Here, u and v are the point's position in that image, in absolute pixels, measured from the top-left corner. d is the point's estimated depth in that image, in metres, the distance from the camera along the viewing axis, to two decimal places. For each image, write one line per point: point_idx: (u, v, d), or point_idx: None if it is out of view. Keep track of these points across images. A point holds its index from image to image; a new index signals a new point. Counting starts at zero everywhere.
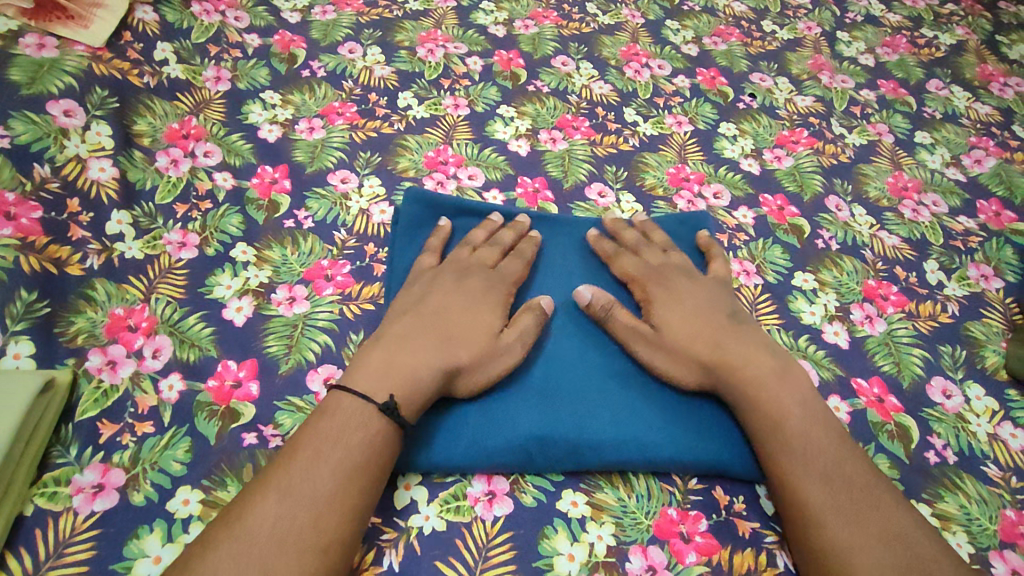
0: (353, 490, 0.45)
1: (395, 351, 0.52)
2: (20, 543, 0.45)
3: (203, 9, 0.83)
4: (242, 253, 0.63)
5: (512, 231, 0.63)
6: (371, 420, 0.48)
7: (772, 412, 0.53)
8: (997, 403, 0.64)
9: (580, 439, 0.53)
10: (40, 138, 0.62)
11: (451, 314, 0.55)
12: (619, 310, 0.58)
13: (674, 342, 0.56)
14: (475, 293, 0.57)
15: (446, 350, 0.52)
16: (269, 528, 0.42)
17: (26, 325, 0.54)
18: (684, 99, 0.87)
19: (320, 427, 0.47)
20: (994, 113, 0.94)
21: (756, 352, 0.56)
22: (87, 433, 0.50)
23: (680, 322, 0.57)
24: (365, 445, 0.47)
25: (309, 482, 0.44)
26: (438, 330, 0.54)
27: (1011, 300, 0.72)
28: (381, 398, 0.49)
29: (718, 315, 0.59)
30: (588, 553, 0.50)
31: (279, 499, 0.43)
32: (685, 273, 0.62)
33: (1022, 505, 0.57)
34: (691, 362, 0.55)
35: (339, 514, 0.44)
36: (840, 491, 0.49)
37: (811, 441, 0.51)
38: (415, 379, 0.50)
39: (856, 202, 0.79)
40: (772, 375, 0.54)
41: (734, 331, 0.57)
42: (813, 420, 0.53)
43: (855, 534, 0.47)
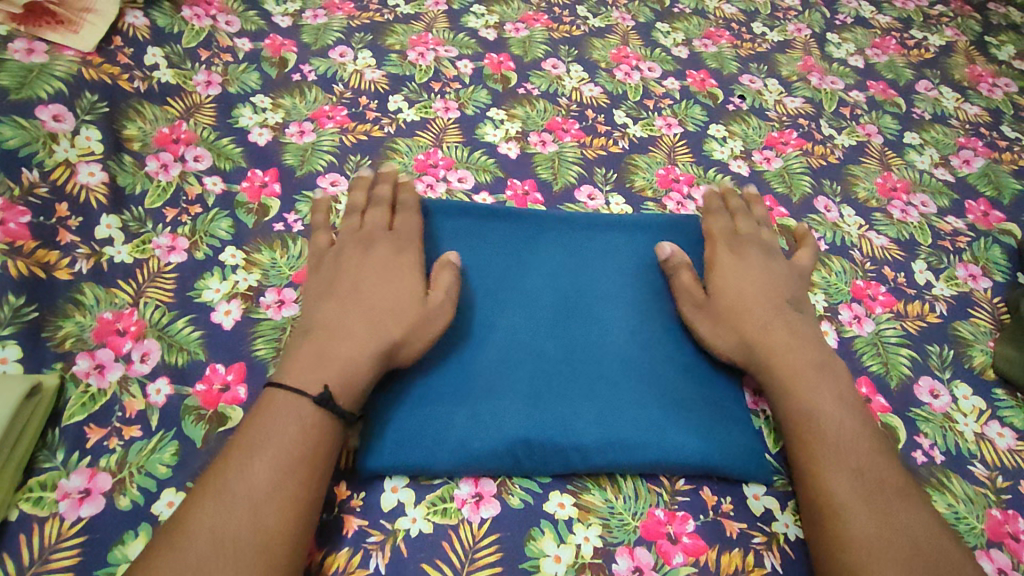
0: (294, 482, 0.45)
1: (325, 342, 0.51)
2: (5, 548, 0.45)
3: (194, 13, 0.83)
4: (231, 257, 0.63)
5: (388, 187, 0.64)
6: (305, 413, 0.47)
7: (809, 397, 0.54)
8: (984, 402, 0.64)
9: (569, 442, 0.53)
10: (28, 143, 0.63)
11: (377, 291, 0.55)
12: (684, 273, 0.62)
13: (723, 314, 0.59)
14: (388, 262, 0.58)
15: (378, 331, 0.52)
16: (209, 532, 0.42)
17: (13, 329, 0.54)
18: (674, 101, 0.87)
19: (255, 426, 0.47)
20: (982, 114, 0.94)
21: (808, 337, 0.58)
22: (74, 438, 0.50)
23: (737, 294, 0.60)
24: (301, 438, 0.46)
25: (244, 482, 0.44)
26: (370, 310, 0.54)
27: (999, 299, 0.73)
28: (315, 390, 0.48)
29: (778, 296, 0.60)
30: (575, 554, 0.50)
31: (215, 504, 0.43)
32: (760, 249, 0.64)
33: (1007, 504, 0.57)
34: (738, 335, 0.58)
35: (282, 510, 0.44)
36: (869, 482, 0.50)
37: (844, 430, 0.52)
38: (349, 363, 0.50)
39: (845, 203, 0.79)
40: (813, 360, 0.56)
41: (790, 317, 0.59)
42: (846, 412, 0.53)
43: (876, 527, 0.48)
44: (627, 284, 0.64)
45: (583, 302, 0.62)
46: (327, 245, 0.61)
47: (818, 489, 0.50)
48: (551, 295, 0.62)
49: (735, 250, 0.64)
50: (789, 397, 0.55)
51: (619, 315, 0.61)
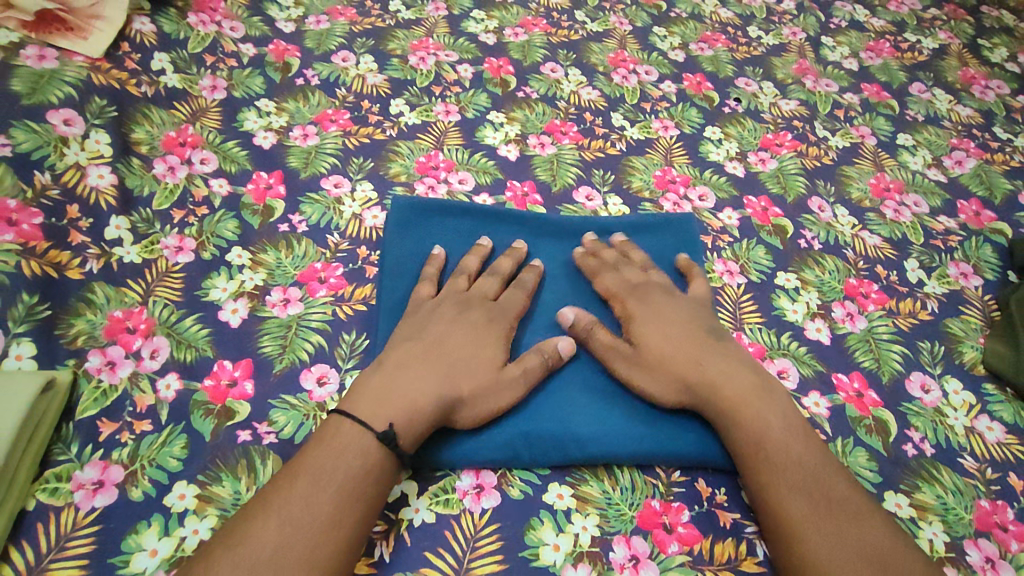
0: (352, 517, 0.45)
1: (395, 379, 0.52)
2: (21, 536, 0.47)
3: (199, 19, 0.85)
4: (237, 257, 0.65)
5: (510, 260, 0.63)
6: (368, 451, 0.48)
7: (755, 431, 0.53)
8: (974, 397, 0.65)
9: (565, 434, 0.55)
10: (40, 146, 0.64)
11: (457, 346, 0.55)
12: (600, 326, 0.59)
13: (654, 360, 0.57)
14: (479, 327, 0.57)
15: (449, 383, 0.52)
16: (271, 557, 0.42)
17: (27, 327, 0.55)
18: (670, 104, 0.89)
19: (322, 455, 0.47)
20: (975, 116, 0.96)
21: (736, 370, 0.56)
22: (87, 431, 0.52)
23: (661, 340, 0.58)
24: (363, 472, 0.47)
25: (308, 508, 0.45)
26: (450, 365, 0.54)
27: (990, 297, 0.74)
28: (380, 427, 0.49)
29: (696, 334, 0.59)
30: (573, 543, 0.51)
31: (276, 526, 0.43)
32: (663, 290, 0.63)
33: (996, 495, 0.59)
34: (674, 381, 0.56)
35: (340, 539, 0.44)
36: (822, 503, 0.50)
37: (791, 456, 0.52)
38: (418, 409, 0.50)
39: (839, 203, 0.81)
40: (750, 391, 0.55)
41: (714, 350, 0.58)
42: (790, 436, 0.53)
43: (838, 549, 0.47)
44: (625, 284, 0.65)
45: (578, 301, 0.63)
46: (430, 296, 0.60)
47: (779, 521, 0.50)
48: (553, 292, 0.64)
49: (639, 293, 0.61)
50: (735, 437, 0.53)
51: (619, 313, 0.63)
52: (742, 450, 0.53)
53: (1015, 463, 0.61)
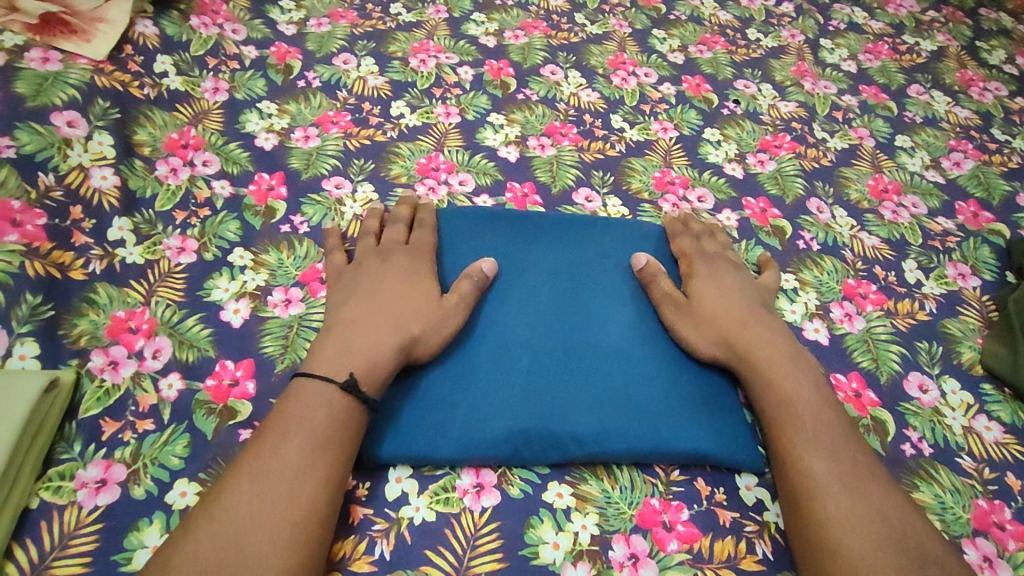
0: (323, 465, 0.48)
1: (347, 335, 0.55)
2: (25, 534, 0.47)
3: (202, 22, 0.86)
4: (239, 258, 0.65)
5: (406, 205, 0.68)
6: (334, 400, 0.51)
7: (788, 390, 0.56)
8: (972, 397, 0.66)
9: (564, 431, 0.55)
10: (44, 148, 0.65)
11: (393, 293, 0.59)
12: (662, 281, 0.64)
13: (703, 317, 0.61)
14: (407, 268, 0.61)
15: (399, 326, 0.56)
16: (249, 508, 0.45)
17: (31, 327, 0.56)
18: (670, 105, 0.89)
19: (286, 415, 0.50)
20: (973, 117, 0.96)
21: (782, 337, 0.60)
22: (90, 430, 0.52)
23: (717, 301, 0.62)
24: (331, 422, 0.50)
25: (277, 462, 0.47)
26: (395, 308, 0.57)
27: (988, 298, 0.74)
28: (342, 377, 0.52)
29: (750, 300, 0.63)
30: (573, 542, 0.51)
31: (249, 484, 0.46)
32: (732, 264, 0.67)
33: (993, 495, 0.59)
34: (717, 335, 0.60)
35: (312, 489, 0.47)
36: (842, 463, 0.52)
37: (820, 419, 0.55)
38: (371, 354, 0.53)
39: (837, 204, 0.81)
40: (791, 356, 0.59)
41: (764, 317, 0.62)
42: (823, 402, 0.56)
43: (847, 503, 0.50)
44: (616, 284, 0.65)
45: (577, 299, 0.64)
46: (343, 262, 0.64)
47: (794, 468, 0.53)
48: (549, 291, 0.64)
49: (710, 260, 0.66)
50: (767, 390, 0.57)
51: (615, 312, 0.63)
52: (775, 400, 0.56)
53: (1013, 463, 0.62)
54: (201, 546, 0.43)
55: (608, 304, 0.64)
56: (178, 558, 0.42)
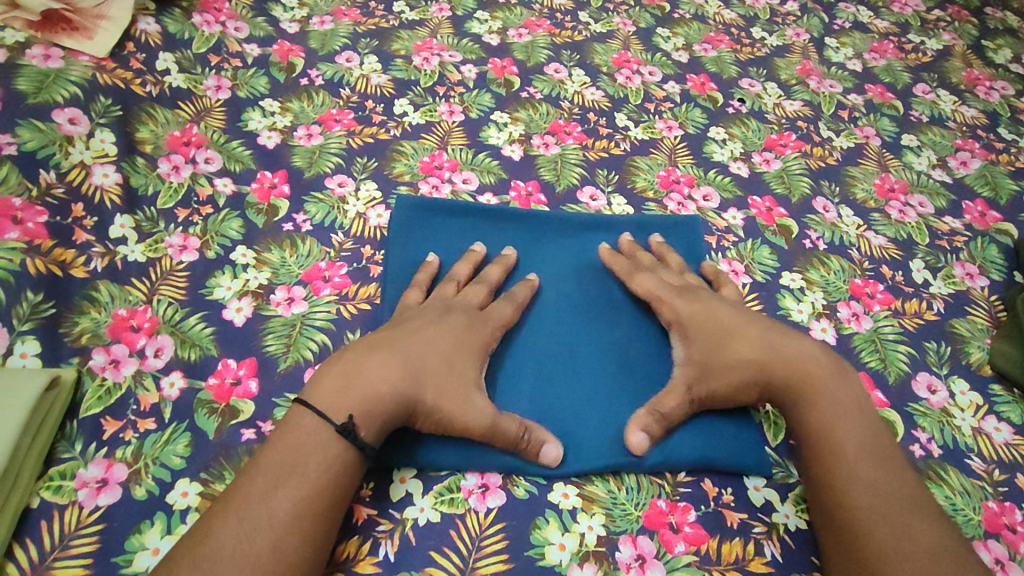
0: (313, 513, 0.44)
1: (356, 367, 0.50)
2: (25, 534, 0.47)
3: (204, 20, 0.85)
4: (242, 256, 0.64)
5: (499, 266, 0.62)
6: (327, 444, 0.46)
7: (825, 424, 0.52)
8: (981, 398, 0.65)
9: (569, 442, 0.55)
10: (45, 145, 0.64)
11: (433, 340, 0.53)
12: (662, 404, 0.55)
13: (733, 364, 0.55)
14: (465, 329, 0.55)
15: (412, 379, 0.50)
16: (229, 557, 0.41)
17: (32, 325, 0.55)
18: (674, 104, 0.89)
19: (278, 456, 0.46)
20: (980, 117, 0.96)
21: (813, 354, 0.56)
22: (91, 429, 0.52)
23: (735, 342, 0.56)
24: (324, 467, 0.46)
25: (265, 506, 0.43)
26: (425, 358, 0.52)
27: (996, 298, 0.74)
28: (339, 420, 0.47)
29: (754, 318, 0.58)
30: (579, 543, 0.51)
31: (234, 527, 0.42)
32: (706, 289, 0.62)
33: (1003, 497, 0.58)
34: (751, 377, 0.55)
35: (301, 537, 0.43)
36: (890, 496, 0.49)
37: (865, 446, 0.51)
38: (378, 400, 0.49)
39: (844, 203, 0.80)
40: (831, 371, 0.55)
41: (783, 335, 0.57)
42: (866, 427, 0.52)
43: (897, 539, 0.47)
44: (617, 280, 0.65)
45: (583, 301, 0.63)
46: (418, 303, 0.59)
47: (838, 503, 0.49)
48: (555, 293, 0.63)
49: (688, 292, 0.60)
50: (810, 419, 0.53)
51: (620, 316, 0.63)
52: (815, 432, 0.52)
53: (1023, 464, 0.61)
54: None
55: (613, 305, 0.63)
56: None
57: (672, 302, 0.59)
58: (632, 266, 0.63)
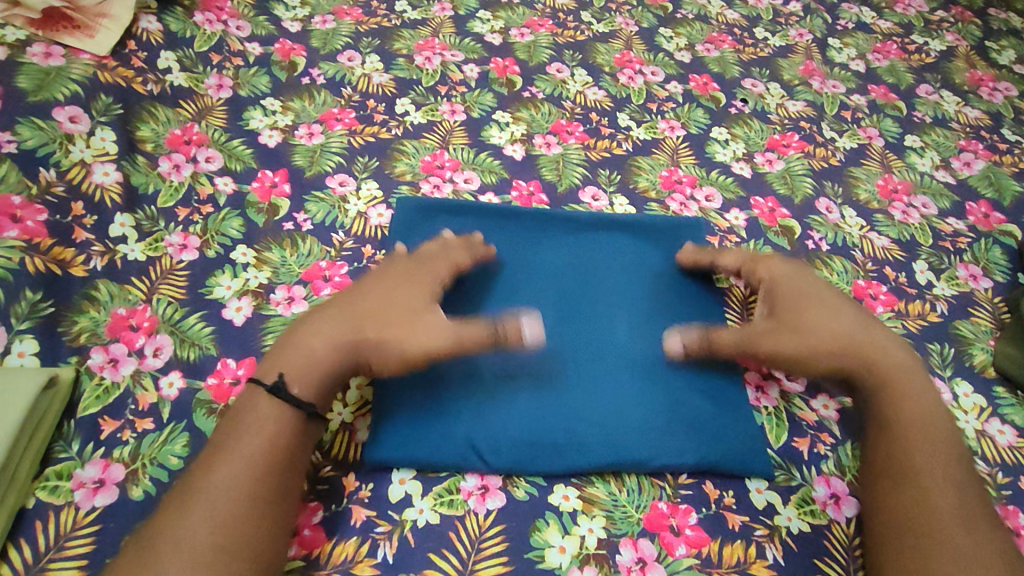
0: (251, 482, 0.45)
1: (301, 332, 0.53)
2: (21, 535, 0.46)
3: (205, 19, 0.85)
4: (242, 255, 0.64)
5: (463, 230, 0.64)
6: (264, 410, 0.48)
7: (916, 418, 0.53)
8: (985, 400, 0.64)
9: (570, 443, 0.54)
10: (45, 143, 0.64)
11: (382, 292, 0.56)
12: (719, 335, 0.58)
13: (809, 330, 0.57)
14: (409, 275, 0.58)
15: (351, 331, 0.53)
16: (169, 534, 0.42)
17: (30, 324, 0.55)
18: (676, 104, 0.89)
19: (224, 439, 0.47)
20: (983, 117, 0.95)
21: (906, 355, 0.57)
22: (89, 429, 0.52)
23: (818, 312, 0.58)
24: (260, 436, 0.47)
25: (204, 482, 0.45)
26: (369, 312, 0.54)
27: (1000, 300, 0.73)
28: (270, 379, 0.50)
29: (852, 306, 0.60)
30: (579, 545, 0.51)
31: (175, 506, 0.44)
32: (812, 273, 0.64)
33: (1008, 500, 0.57)
34: (829, 346, 0.56)
35: (239, 506, 0.44)
36: (969, 500, 0.49)
37: (946, 451, 0.51)
38: (315, 354, 0.51)
39: (847, 204, 0.80)
40: (915, 371, 0.56)
41: (877, 329, 0.58)
42: (947, 432, 0.53)
43: (972, 548, 0.47)
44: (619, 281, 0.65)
45: (585, 302, 0.63)
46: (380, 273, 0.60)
47: (913, 497, 0.49)
48: (556, 293, 0.63)
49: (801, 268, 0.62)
50: (896, 410, 0.53)
51: (619, 314, 0.62)
52: (905, 422, 0.53)
53: None
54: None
55: (616, 307, 0.63)
56: None
57: (770, 265, 0.62)
58: (712, 249, 0.66)
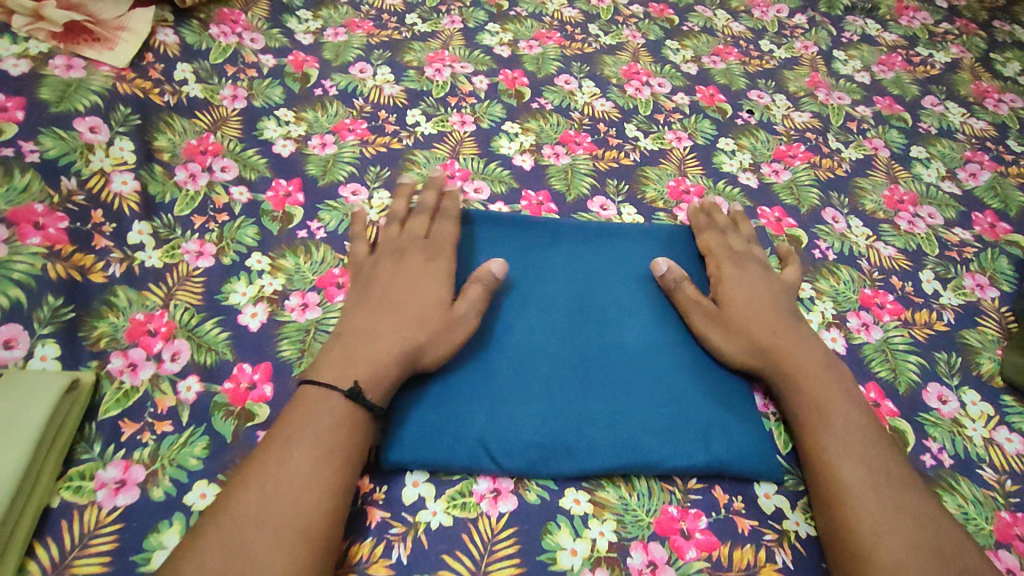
0: (327, 471, 0.48)
1: (355, 343, 0.55)
2: (46, 533, 0.47)
3: (220, 31, 0.87)
4: (257, 262, 0.65)
5: (431, 192, 0.68)
6: (336, 407, 0.50)
7: (820, 399, 0.56)
8: (992, 408, 0.64)
9: (579, 445, 0.55)
10: (67, 153, 0.66)
11: (411, 292, 0.59)
12: (687, 286, 0.64)
13: (732, 324, 0.61)
14: (419, 272, 0.61)
15: (405, 334, 0.55)
16: (252, 515, 0.45)
17: (52, 329, 0.56)
18: (683, 115, 0.90)
19: (295, 426, 0.49)
20: (988, 129, 0.96)
21: (810, 344, 0.60)
22: (110, 430, 0.53)
23: (742, 304, 0.62)
24: (334, 428, 0.50)
25: (283, 467, 0.47)
26: (411, 309, 0.57)
27: (1006, 309, 0.73)
28: (346, 385, 0.51)
29: (779, 304, 0.63)
30: (590, 548, 0.51)
31: (257, 491, 0.46)
32: (757, 264, 0.67)
33: (1016, 507, 0.57)
34: (748, 342, 0.60)
35: (318, 493, 0.47)
36: (879, 470, 0.53)
37: (853, 425, 0.55)
38: (377, 360, 0.53)
39: (853, 214, 0.81)
40: (824, 364, 0.59)
41: (795, 326, 0.62)
42: (854, 406, 0.56)
43: (881, 510, 0.50)
44: (626, 286, 0.66)
45: (595, 308, 0.64)
46: (367, 258, 0.64)
47: (825, 477, 0.53)
48: (566, 298, 0.64)
49: (734, 262, 0.66)
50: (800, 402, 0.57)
51: (630, 319, 0.63)
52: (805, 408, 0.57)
53: None
54: (208, 556, 0.43)
55: (626, 312, 0.64)
56: (184, 563, 0.43)
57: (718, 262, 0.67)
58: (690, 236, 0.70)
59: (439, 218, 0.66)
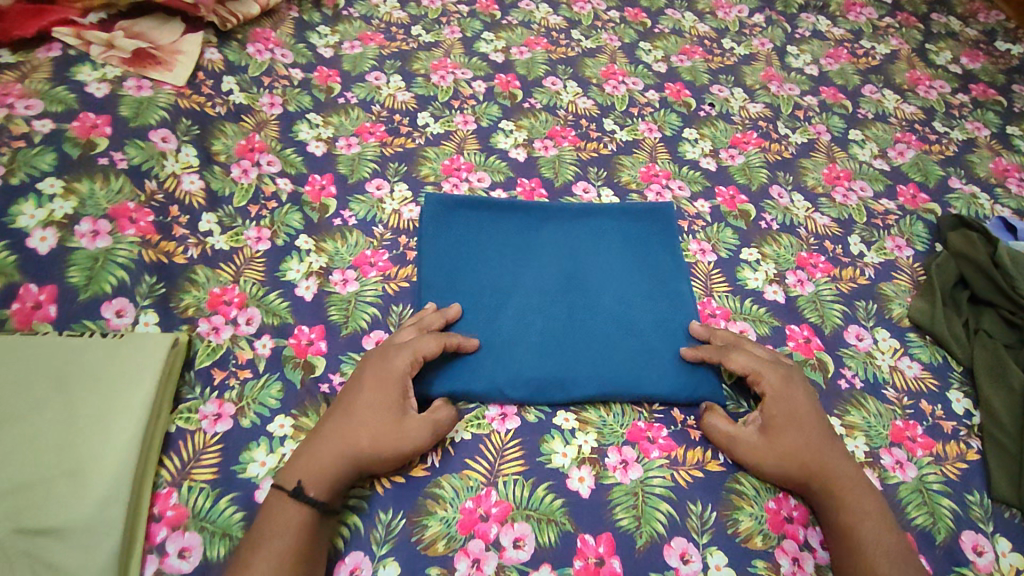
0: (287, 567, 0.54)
1: (311, 442, 0.61)
2: (169, 450, 0.64)
3: (256, 48, 1.01)
4: (304, 243, 0.81)
5: (437, 315, 0.72)
6: (288, 508, 0.57)
7: (848, 523, 0.61)
8: (899, 343, 0.80)
9: (565, 380, 0.71)
10: (147, 159, 0.81)
11: (366, 397, 0.64)
12: (715, 421, 0.68)
13: (775, 452, 0.65)
14: (380, 378, 0.65)
15: (348, 437, 0.61)
16: None
17: (150, 302, 0.72)
18: (654, 109, 1.05)
19: (261, 534, 0.56)
20: (918, 113, 1.11)
21: (842, 465, 0.65)
22: (205, 376, 0.69)
23: (782, 433, 0.66)
24: (292, 528, 0.56)
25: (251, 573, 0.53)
26: (358, 416, 0.62)
27: (919, 265, 0.89)
28: (292, 485, 0.58)
29: (815, 425, 0.67)
30: (577, 451, 0.67)
31: None
32: (792, 376, 0.70)
33: (910, 417, 0.74)
34: (787, 469, 0.65)
35: None
36: None
37: (880, 545, 0.60)
38: (328, 461, 0.60)
39: (796, 190, 0.96)
40: (853, 484, 0.64)
41: (830, 446, 0.66)
42: (880, 525, 0.61)
43: None
44: (602, 258, 0.82)
45: (578, 278, 0.80)
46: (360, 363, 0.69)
47: None
48: (555, 270, 0.80)
49: (777, 378, 0.69)
50: (836, 520, 0.62)
51: (606, 285, 0.79)
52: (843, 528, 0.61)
53: (929, 393, 0.76)
54: None
55: (604, 279, 0.80)
56: None
57: (758, 380, 0.69)
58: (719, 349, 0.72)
59: (434, 334, 0.70)
